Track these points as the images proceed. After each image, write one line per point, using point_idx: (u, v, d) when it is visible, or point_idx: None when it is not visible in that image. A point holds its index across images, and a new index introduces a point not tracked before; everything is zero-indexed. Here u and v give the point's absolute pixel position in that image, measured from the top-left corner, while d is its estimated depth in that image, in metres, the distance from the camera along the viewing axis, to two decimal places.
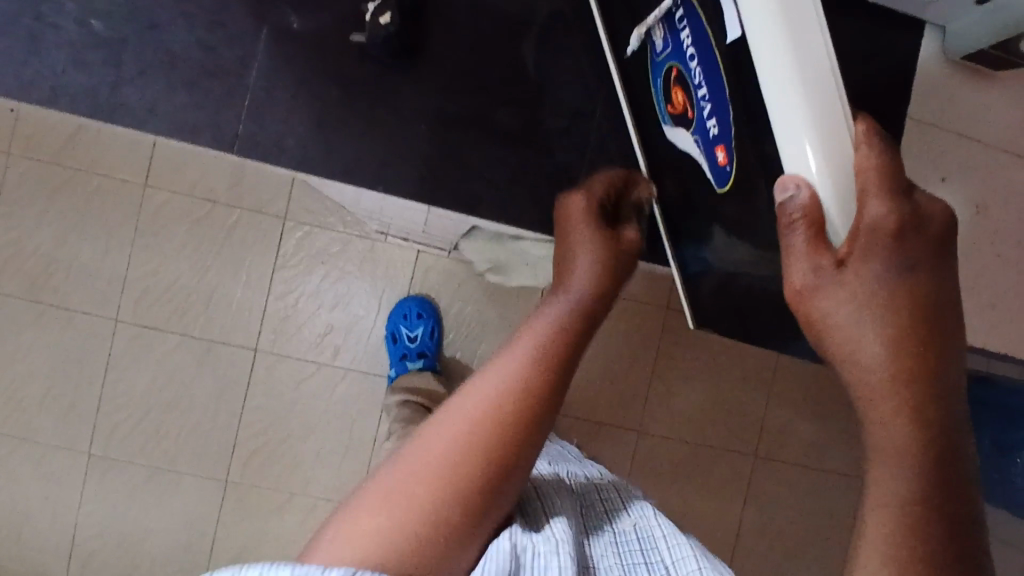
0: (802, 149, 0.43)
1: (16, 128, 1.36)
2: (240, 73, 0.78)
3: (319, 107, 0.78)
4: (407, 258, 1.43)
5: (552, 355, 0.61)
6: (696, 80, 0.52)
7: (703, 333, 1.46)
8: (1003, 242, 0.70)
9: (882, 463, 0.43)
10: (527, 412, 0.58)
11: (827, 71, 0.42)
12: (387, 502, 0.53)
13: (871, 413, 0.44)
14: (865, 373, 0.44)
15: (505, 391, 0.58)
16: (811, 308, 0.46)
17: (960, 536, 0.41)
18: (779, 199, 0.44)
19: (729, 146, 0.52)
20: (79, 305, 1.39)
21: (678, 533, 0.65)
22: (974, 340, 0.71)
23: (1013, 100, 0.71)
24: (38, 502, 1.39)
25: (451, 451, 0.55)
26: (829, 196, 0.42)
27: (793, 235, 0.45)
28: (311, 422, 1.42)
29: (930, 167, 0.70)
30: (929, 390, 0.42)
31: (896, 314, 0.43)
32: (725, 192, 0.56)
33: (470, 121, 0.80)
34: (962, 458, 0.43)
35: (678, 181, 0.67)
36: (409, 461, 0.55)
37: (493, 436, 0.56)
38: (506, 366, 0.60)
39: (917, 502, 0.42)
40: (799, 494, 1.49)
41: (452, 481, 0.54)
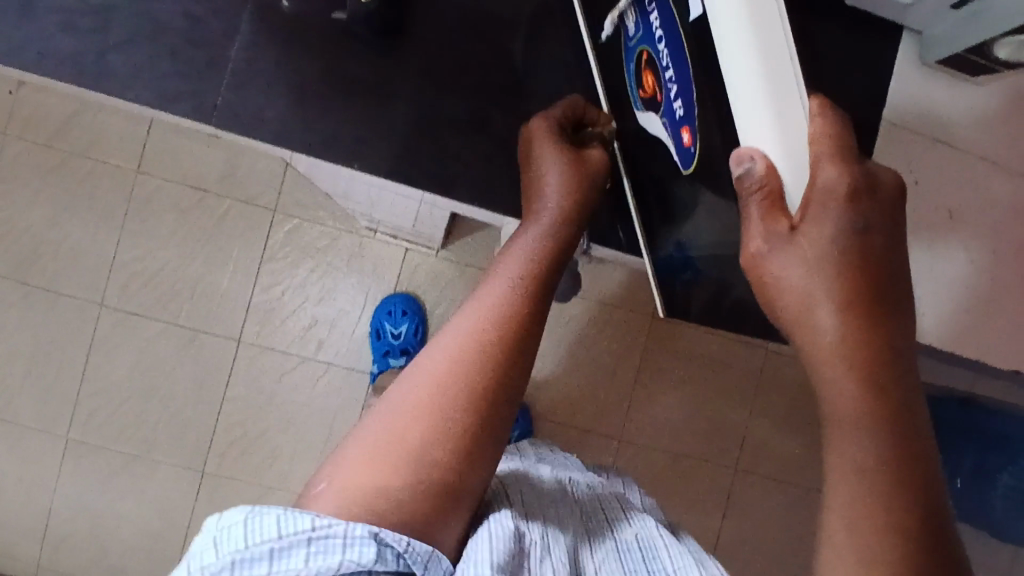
0: (755, 130, 0.44)
1: (11, 108, 1.37)
2: (211, 37, 0.63)
3: (285, 71, 0.64)
4: (395, 256, 1.43)
5: (530, 293, 0.56)
6: (664, 62, 0.52)
7: (687, 342, 1.47)
8: (975, 249, 0.71)
9: (840, 427, 0.45)
10: (511, 330, 0.54)
11: (785, 51, 0.42)
12: (376, 461, 0.50)
13: (827, 375, 0.46)
14: (817, 338, 0.46)
15: (483, 326, 0.54)
16: (765, 271, 0.48)
17: (913, 498, 0.44)
18: (733, 171, 0.45)
19: (693, 126, 0.51)
20: (64, 289, 1.39)
21: (680, 544, 0.61)
22: (944, 344, 0.72)
23: (991, 108, 0.70)
24: (11, 484, 1.38)
25: (433, 394, 0.52)
26: (783, 171, 0.44)
27: (749, 207, 0.47)
28: (292, 416, 1.41)
29: (905, 171, 0.70)
30: (881, 351, 0.45)
31: (848, 282, 0.45)
32: (690, 174, 0.54)
33: (446, 81, 0.66)
34: (914, 420, 0.45)
35: (646, 167, 0.63)
36: (381, 420, 0.52)
37: (478, 368, 0.53)
38: (486, 296, 0.56)
39: (878, 465, 0.44)
40: (778, 509, 1.48)
41: (434, 426, 0.51)
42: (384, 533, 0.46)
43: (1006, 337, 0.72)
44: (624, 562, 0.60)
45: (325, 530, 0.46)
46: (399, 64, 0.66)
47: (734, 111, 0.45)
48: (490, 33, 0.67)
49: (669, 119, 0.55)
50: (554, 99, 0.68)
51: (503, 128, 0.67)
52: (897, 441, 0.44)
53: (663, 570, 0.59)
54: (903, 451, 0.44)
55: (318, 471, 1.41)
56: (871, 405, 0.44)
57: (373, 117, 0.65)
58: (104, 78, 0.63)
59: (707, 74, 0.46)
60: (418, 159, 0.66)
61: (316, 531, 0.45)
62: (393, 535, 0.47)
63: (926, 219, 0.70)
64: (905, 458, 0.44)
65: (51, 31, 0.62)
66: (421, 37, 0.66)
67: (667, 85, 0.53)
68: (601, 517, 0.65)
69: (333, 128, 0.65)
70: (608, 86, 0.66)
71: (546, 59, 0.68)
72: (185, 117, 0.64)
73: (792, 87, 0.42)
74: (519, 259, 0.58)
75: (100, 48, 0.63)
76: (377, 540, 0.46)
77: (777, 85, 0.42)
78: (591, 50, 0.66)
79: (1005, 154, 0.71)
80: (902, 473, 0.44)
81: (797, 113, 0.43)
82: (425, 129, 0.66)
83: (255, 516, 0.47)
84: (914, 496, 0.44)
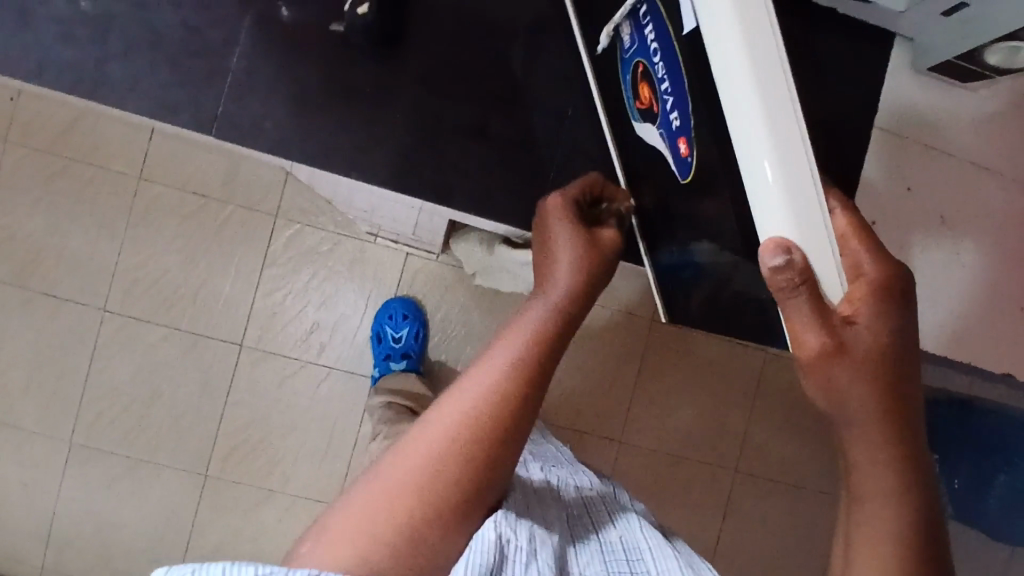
0: (774, 207, 0.40)
1: (13, 115, 1.38)
2: (209, 49, 0.64)
3: (283, 83, 0.65)
4: (396, 261, 1.44)
5: (531, 374, 0.55)
6: (659, 73, 0.51)
7: (688, 345, 1.47)
8: (968, 254, 0.72)
9: (881, 494, 0.48)
10: (508, 406, 0.54)
11: (784, 82, 0.40)
12: (362, 527, 0.49)
13: (870, 450, 0.47)
14: (840, 366, 0.45)
15: (482, 406, 0.53)
16: (826, 370, 0.45)
17: (933, 540, 0.49)
18: (765, 266, 0.41)
19: (689, 138, 0.50)
20: (68, 294, 1.40)
21: (663, 544, 0.64)
22: (939, 350, 0.72)
23: (984, 115, 0.71)
24: (16, 488, 1.39)
25: (427, 460, 0.51)
26: (819, 259, 0.41)
27: (795, 299, 0.42)
28: (293, 420, 1.42)
29: (896, 180, 0.71)
30: (903, 414, 0.47)
31: (881, 311, 0.45)
32: (688, 184, 0.53)
33: (443, 92, 0.67)
34: (924, 474, 0.48)
35: (644, 175, 0.64)
36: (371, 486, 0.51)
37: (478, 437, 0.52)
38: (493, 362, 0.55)
39: (911, 521, 0.48)
40: (779, 511, 1.49)
41: (423, 502, 0.50)
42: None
43: (1001, 342, 0.73)
44: (608, 562, 0.62)
45: None
46: (397, 75, 0.66)
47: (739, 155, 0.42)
48: (487, 42, 0.67)
49: (666, 130, 0.54)
50: (550, 108, 0.68)
51: (498, 137, 0.68)
52: (898, 455, 0.47)
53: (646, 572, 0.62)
54: (921, 506, 0.48)
55: (320, 475, 1.42)
56: (879, 423, 0.46)
57: (371, 126, 0.66)
58: (104, 89, 0.64)
59: (700, 87, 0.46)
60: (415, 168, 0.67)
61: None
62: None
63: (919, 226, 0.71)
64: (898, 474, 0.47)
65: (52, 43, 0.63)
66: (418, 47, 0.66)
67: (663, 97, 0.53)
68: (584, 523, 0.66)
69: (330, 138, 0.66)
70: (604, 95, 0.66)
71: (541, 68, 0.68)
72: (184, 127, 0.65)
73: (792, 122, 0.40)
74: (534, 321, 0.57)
75: (101, 59, 0.64)
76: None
77: (790, 158, 0.39)
78: (586, 58, 0.66)
79: (996, 160, 0.71)
80: (883, 484, 0.47)
81: (813, 192, 0.40)
82: (422, 139, 0.67)
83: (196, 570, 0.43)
84: (894, 509, 0.47)
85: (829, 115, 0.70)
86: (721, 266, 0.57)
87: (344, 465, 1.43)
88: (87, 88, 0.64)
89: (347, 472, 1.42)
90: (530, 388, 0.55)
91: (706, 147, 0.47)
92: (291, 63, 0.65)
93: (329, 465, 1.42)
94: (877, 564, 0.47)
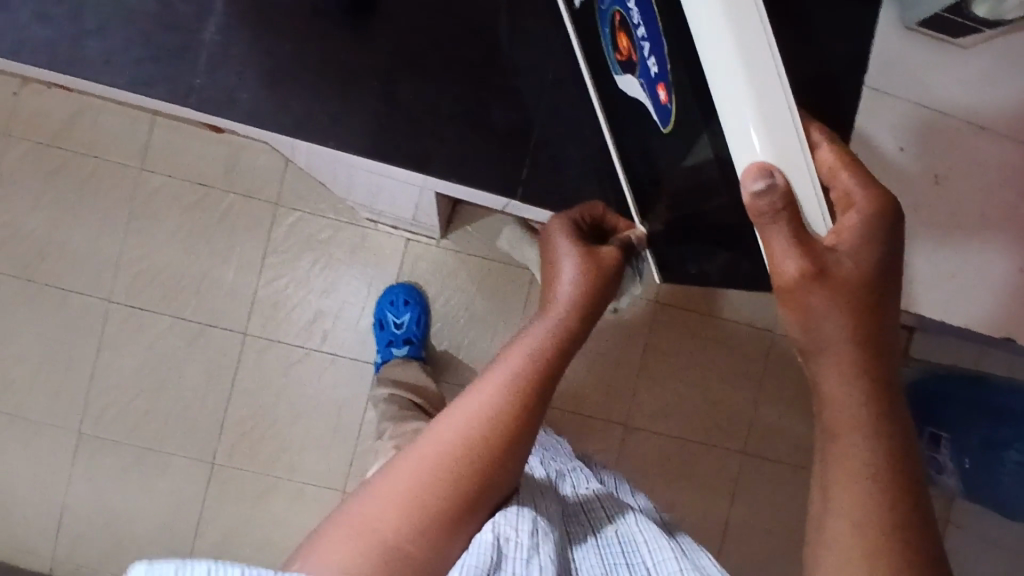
0: (749, 146, 0.40)
1: (14, 110, 1.40)
2: (184, 22, 0.64)
3: (259, 54, 0.65)
4: (396, 247, 1.44)
5: (532, 393, 0.56)
6: (635, 18, 0.50)
7: (692, 327, 1.46)
8: (960, 215, 0.71)
9: (853, 446, 0.48)
10: (507, 430, 0.54)
11: (761, 31, 0.38)
12: (359, 542, 0.49)
13: (839, 397, 0.48)
14: (815, 292, 0.45)
15: (485, 420, 0.54)
16: (799, 302, 0.46)
17: (915, 496, 0.48)
18: (747, 192, 0.41)
19: (668, 82, 0.48)
20: (74, 286, 1.41)
21: (660, 537, 0.64)
22: (929, 311, 0.73)
23: (972, 70, 0.70)
24: (28, 479, 1.41)
25: (423, 484, 0.52)
26: (801, 186, 0.41)
27: (775, 226, 0.43)
28: (299, 407, 1.43)
29: (889, 139, 0.69)
30: (876, 361, 0.47)
31: (863, 240, 0.46)
32: (669, 132, 0.51)
33: (419, 60, 0.66)
34: (903, 426, 0.48)
35: (627, 132, 0.62)
36: (374, 496, 0.52)
37: (472, 461, 0.53)
38: (488, 387, 0.56)
39: (886, 474, 0.47)
40: (789, 493, 1.47)
41: (422, 510, 0.51)
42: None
43: (995, 303, 0.72)
44: (605, 554, 0.63)
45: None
46: (372, 44, 0.66)
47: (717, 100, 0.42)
48: (463, 8, 0.67)
49: (644, 79, 0.53)
50: (529, 73, 0.67)
51: (476, 104, 0.67)
52: (869, 387, 0.47)
53: (643, 564, 0.62)
54: (898, 460, 0.48)
55: (326, 461, 1.42)
56: (849, 351, 0.47)
57: (349, 96, 0.66)
58: (81, 66, 0.64)
59: (673, 27, 0.44)
60: (395, 137, 0.67)
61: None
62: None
63: (910, 187, 0.70)
64: (870, 405, 0.47)
65: (29, 22, 0.64)
66: (392, 14, 0.66)
67: (640, 44, 0.52)
68: (580, 522, 0.65)
69: (306, 108, 0.66)
70: (586, 55, 0.65)
71: (520, 34, 0.67)
72: (162, 101, 0.65)
73: (771, 71, 0.39)
74: (534, 339, 0.58)
75: (75, 34, 0.64)
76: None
77: (764, 98, 0.39)
78: (567, 17, 0.64)
79: (989, 117, 0.70)
80: (856, 417, 0.47)
81: (791, 132, 0.40)
82: (398, 108, 0.66)
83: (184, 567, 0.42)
84: (869, 443, 0.47)
85: None
86: (700, 213, 0.55)
87: (350, 451, 1.43)
88: (63, 65, 0.64)
89: (353, 457, 1.42)
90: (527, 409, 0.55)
91: (682, 91, 0.46)
92: (265, 33, 0.65)
93: (335, 453, 1.43)
94: (858, 503, 0.47)
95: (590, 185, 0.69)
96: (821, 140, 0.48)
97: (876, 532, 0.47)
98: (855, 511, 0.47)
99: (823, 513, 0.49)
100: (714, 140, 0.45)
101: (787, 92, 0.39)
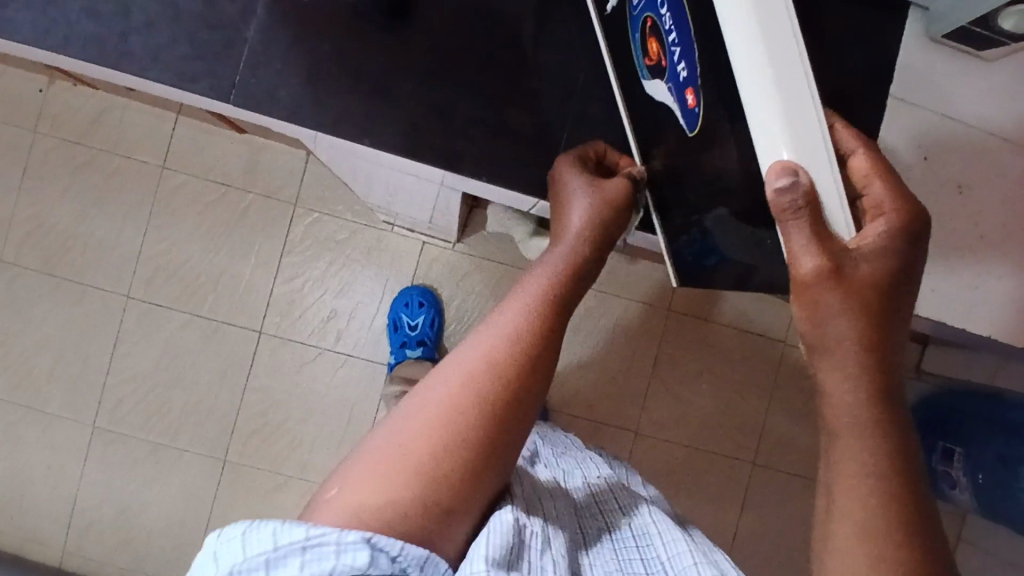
0: (776, 146, 0.41)
1: (42, 105, 1.43)
2: (225, 19, 0.66)
3: (297, 54, 0.66)
4: (413, 248, 1.45)
5: (541, 327, 0.60)
6: (668, 24, 0.51)
7: (706, 335, 1.46)
8: (984, 223, 0.72)
9: (857, 446, 0.49)
10: (519, 372, 0.58)
11: (787, 35, 0.39)
12: (379, 478, 0.53)
13: (847, 395, 0.49)
14: (831, 289, 0.46)
15: (493, 357, 0.58)
16: (815, 297, 0.47)
17: (918, 500, 0.49)
18: (769, 190, 0.42)
19: (696, 87, 0.49)
20: (93, 281, 1.43)
21: (673, 529, 0.65)
22: (953, 319, 0.73)
23: (1000, 84, 0.71)
24: (41, 470, 1.42)
25: (439, 415, 0.55)
26: (823, 188, 0.42)
27: (795, 223, 0.43)
28: (313, 406, 1.44)
29: (911, 148, 0.70)
30: (884, 363, 0.49)
31: (884, 246, 0.48)
32: (694, 136, 0.52)
33: (452, 63, 0.68)
34: (906, 430, 0.50)
35: (652, 136, 0.62)
36: (392, 433, 0.55)
37: (488, 396, 0.56)
38: (504, 322, 0.60)
39: (889, 477, 0.49)
40: (798, 504, 1.47)
41: (438, 443, 0.55)
42: (377, 539, 0.49)
43: (1019, 311, 0.73)
44: (619, 551, 0.64)
45: (320, 538, 0.48)
46: (407, 45, 0.67)
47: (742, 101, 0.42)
48: (498, 13, 0.68)
49: (673, 83, 0.54)
50: (560, 79, 0.69)
51: (507, 106, 0.68)
52: (873, 389, 0.49)
53: (657, 559, 0.63)
54: (902, 463, 0.49)
55: (338, 461, 1.43)
56: (857, 353, 0.48)
57: (384, 96, 0.67)
58: (125, 60, 0.66)
59: (706, 32, 0.45)
60: (428, 135, 0.68)
61: (309, 541, 0.48)
62: (386, 540, 0.49)
63: (934, 194, 0.71)
64: (875, 406, 0.49)
65: (76, 18, 0.66)
66: (427, 18, 0.67)
67: (670, 49, 0.52)
68: (594, 518, 0.68)
69: (341, 107, 0.67)
70: (615, 59, 0.65)
71: (552, 40, 0.69)
72: (202, 96, 0.67)
73: (798, 75, 0.40)
74: (538, 285, 0.62)
75: (121, 29, 0.66)
76: (370, 545, 0.48)
77: (790, 100, 0.40)
78: (598, 23, 0.65)
79: (1012, 128, 0.71)
80: (862, 418, 0.49)
81: (816, 134, 0.41)
82: (431, 110, 0.68)
83: (252, 526, 0.49)
84: (873, 442, 0.49)
85: (847, 83, 0.69)
86: (722, 217, 0.55)
87: (361, 451, 1.43)
88: (105, 60, 0.66)
89: None
90: (540, 349, 0.59)
91: (713, 97, 0.47)
92: (302, 33, 0.66)
93: (348, 452, 1.43)
94: (859, 504, 0.49)
95: None
96: (857, 148, 0.51)
97: (879, 532, 0.48)
98: (860, 512, 0.49)
99: (828, 515, 0.50)
100: (739, 144, 0.46)
101: (814, 92, 0.40)
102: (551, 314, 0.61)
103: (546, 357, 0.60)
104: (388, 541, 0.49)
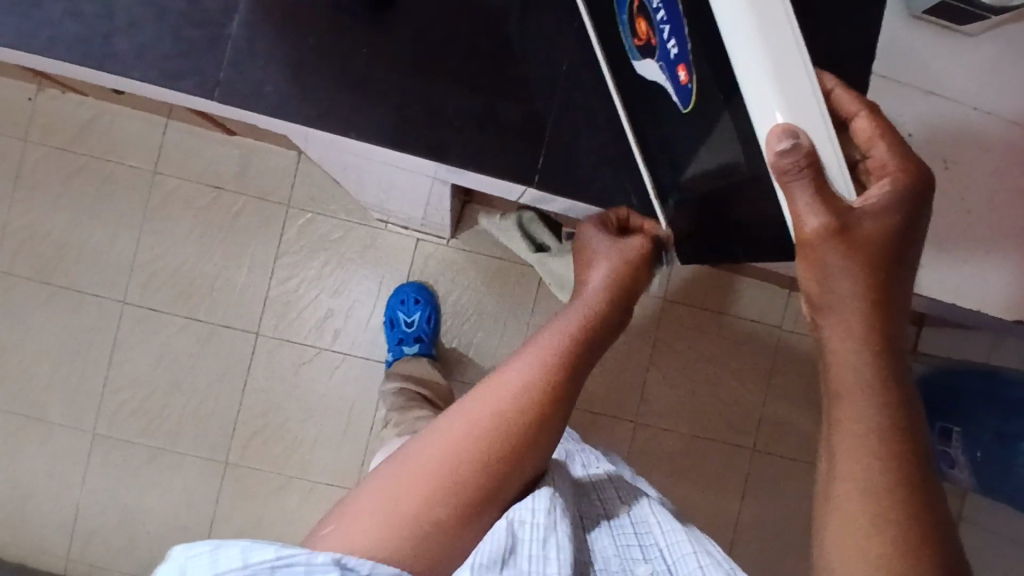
0: (769, 110, 0.41)
1: (32, 114, 1.43)
2: (210, 16, 0.66)
3: (283, 49, 0.67)
4: (407, 246, 1.46)
5: (551, 381, 0.67)
6: (656, 1, 0.51)
7: (703, 322, 1.46)
8: (972, 197, 0.72)
9: (858, 405, 0.50)
10: (527, 422, 0.65)
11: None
12: (382, 509, 0.60)
13: (848, 355, 0.49)
14: (834, 246, 0.46)
15: (505, 407, 0.65)
16: (818, 256, 0.47)
17: (919, 455, 0.50)
18: (770, 153, 0.42)
19: (688, 63, 0.50)
20: (88, 288, 1.43)
21: (671, 519, 0.68)
22: (946, 295, 0.73)
23: (981, 59, 0.72)
24: (42, 479, 1.43)
25: (449, 453, 0.63)
26: (822, 146, 0.42)
27: (797, 183, 0.43)
28: (312, 407, 1.44)
29: (899, 124, 0.71)
30: (885, 322, 0.49)
31: (889, 204, 0.48)
32: (689, 112, 0.53)
33: (440, 53, 0.68)
34: (908, 387, 0.50)
35: (646, 115, 0.63)
36: (407, 465, 0.63)
37: (495, 441, 0.64)
38: (518, 372, 0.67)
39: (890, 434, 0.49)
40: (799, 488, 1.47)
41: (446, 480, 0.62)
42: (346, 559, 0.53)
43: (1012, 284, 0.73)
44: (617, 536, 0.68)
45: (289, 559, 0.51)
46: (393, 36, 0.67)
47: (733, 65, 0.42)
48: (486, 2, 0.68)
49: (664, 62, 0.54)
50: (548, 65, 0.69)
51: (495, 95, 0.68)
52: (876, 347, 0.49)
53: (656, 546, 0.67)
54: (904, 420, 0.50)
55: (339, 460, 1.43)
56: (860, 310, 0.49)
57: (372, 87, 0.68)
58: (111, 60, 0.66)
59: (693, 6, 0.45)
60: (417, 126, 0.68)
61: (279, 561, 0.51)
62: (355, 559, 0.54)
63: None
64: (876, 366, 0.49)
65: (60, 19, 0.66)
66: (413, 8, 0.67)
67: (659, 27, 0.53)
68: (594, 505, 0.71)
69: (329, 99, 0.67)
70: (603, 43, 0.66)
71: (538, 26, 0.69)
72: (190, 94, 0.67)
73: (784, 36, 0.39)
74: (551, 338, 0.69)
75: (106, 30, 0.66)
76: (339, 565, 0.53)
77: (780, 60, 0.39)
78: (583, 9, 0.65)
79: (996, 101, 0.72)
80: (864, 376, 0.49)
81: (809, 94, 0.40)
82: (420, 100, 0.68)
83: (221, 548, 0.51)
84: (873, 400, 0.49)
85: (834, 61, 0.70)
86: (722, 192, 0.56)
87: (362, 450, 1.44)
88: (91, 61, 0.66)
89: (365, 456, 1.43)
90: (550, 405, 0.66)
91: (705, 71, 0.47)
92: (289, 27, 0.67)
93: (349, 451, 1.44)
94: (862, 462, 0.49)
95: (606, 173, 0.71)
96: (859, 111, 0.51)
97: (879, 491, 0.49)
98: (860, 470, 0.49)
99: (829, 473, 0.51)
100: (736, 115, 0.46)
101: (805, 59, 0.40)
102: (561, 367, 0.68)
103: (553, 414, 0.66)
104: (357, 561, 0.54)
